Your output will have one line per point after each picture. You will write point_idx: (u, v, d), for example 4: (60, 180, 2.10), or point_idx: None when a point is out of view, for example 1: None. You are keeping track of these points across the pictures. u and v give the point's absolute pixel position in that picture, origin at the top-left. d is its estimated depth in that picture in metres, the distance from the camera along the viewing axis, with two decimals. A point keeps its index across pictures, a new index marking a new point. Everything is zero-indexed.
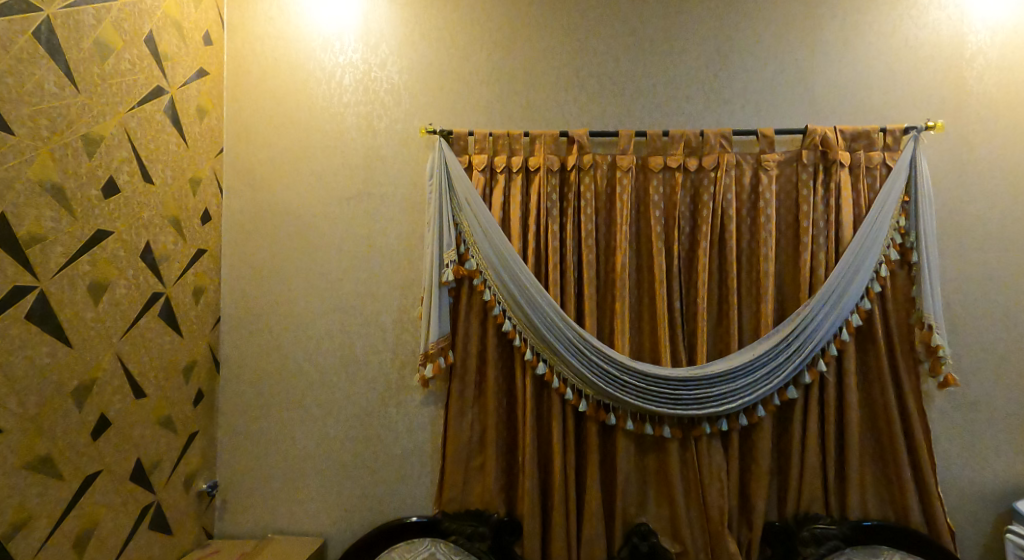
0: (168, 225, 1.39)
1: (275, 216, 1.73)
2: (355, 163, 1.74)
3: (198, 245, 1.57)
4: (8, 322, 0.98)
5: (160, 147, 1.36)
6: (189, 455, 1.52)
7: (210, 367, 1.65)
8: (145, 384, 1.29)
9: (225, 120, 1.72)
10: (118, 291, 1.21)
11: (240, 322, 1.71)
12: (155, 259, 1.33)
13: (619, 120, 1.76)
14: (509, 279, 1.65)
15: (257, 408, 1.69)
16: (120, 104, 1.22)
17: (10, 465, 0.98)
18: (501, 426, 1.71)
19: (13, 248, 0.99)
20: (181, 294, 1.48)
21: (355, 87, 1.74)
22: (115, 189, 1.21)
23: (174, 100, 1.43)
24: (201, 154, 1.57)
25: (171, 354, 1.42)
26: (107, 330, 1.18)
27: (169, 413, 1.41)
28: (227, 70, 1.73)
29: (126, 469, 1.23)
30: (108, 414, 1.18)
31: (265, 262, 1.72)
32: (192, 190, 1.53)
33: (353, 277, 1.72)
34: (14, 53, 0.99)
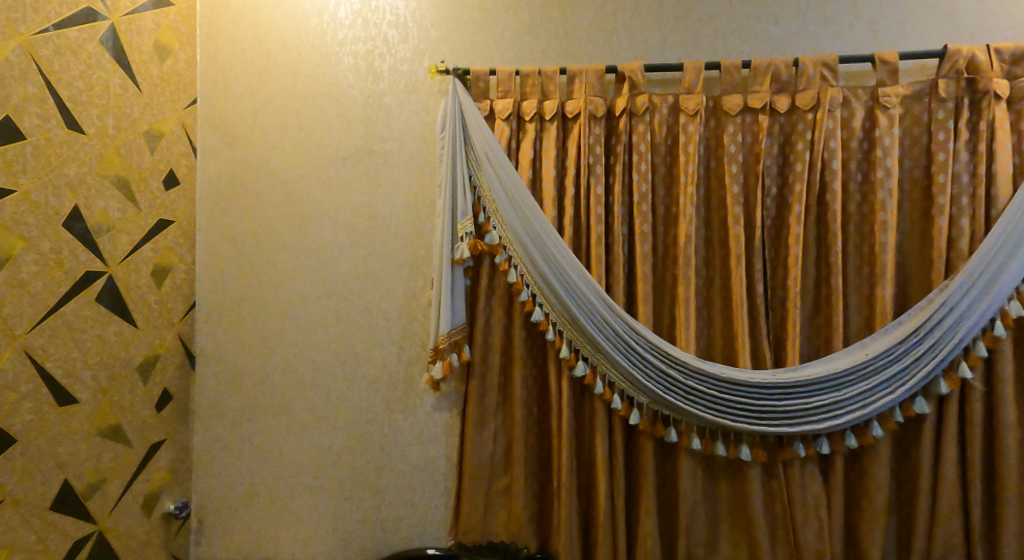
0: (111, 188, 1.17)
1: (257, 181, 1.40)
2: (352, 115, 1.38)
3: (162, 216, 1.31)
4: None
5: (95, 89, 1.13)
6: (149, 470, 1.28)
7: (181, 363, 1.38)
8: (74, 388, 1.10)
9: (197, 66, 1.41)
10: (24, 269, 1.01)
11: (218, 309, 1.42)
12: (88, 231, 1.12)
13: (685, 49, 1.35)
14: (540, 257, 1.32)
15: (238, 413, 1.41)
16: (22, 24, 0.99)
17: None
18: (532, 440, 1.37)
19: None
20: (135, 276, 1.24)
21: (353, 21, 1.37)
22: (13, 133, 0.98)
23: (117, 29, 1.18)
24: (162, 103, 1.31)
25: (119, 349, 1.20)
26: (7, 321, 0.98)
27: (118, 421, 1.20)
28: (201, 5, 1.42)
29: (43, 493, 1.04)
30: (11, 431, 0.99)
31: (246, 237, 1.41)
32: (150, 147, 1.27)
33: (351, 256, 1.38)
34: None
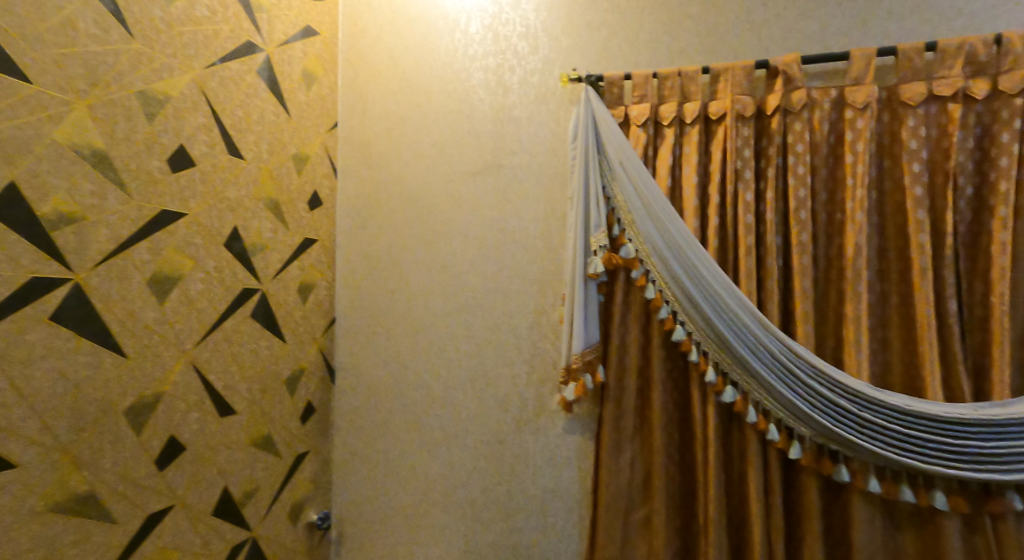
0: (265, 209, 1.28)
1: (391, 199, 1.43)
2: (483, 130, 1.36)
3: (307, 235, 1.39)
4: (28, 321, 0.88)
5: (252, 116, 1.24)
6: (296, 481, 1.35)
7: (322, 378, 1.44)
8: (233, 399, 1.20)
9: (338, 91, 1.48)
10: (193, 287, 1.13)
11: (355, 325, 1.47)
12: (245, 249, 1.23)
13: (850, 35, 1.20)
14: (683, 271, 1.22)
15: (373, 427, 1.43)
16: (195, 59, 1.12)
17: (30, 511, 0.87)
18: (673, 470, 1.26)
19: (36, 230, 0.89)
20: (284, 292, 1.33)
21: (483, 35, 1.36)
22: (187, 161, 1.11)
23: (272, 60, 1.28)
24: (310, 128, 1.39)
25: (272, 362, 1.29)
26: (177, 336, 1.10)
27: (270, 433, 1.28)
28: (342, 33, 1.49)
29: (206, 499, 1.14)
30: (179, 438, 1.09)
31: (381, 255, 1.44)
32: (298, 169, 1.36)
33: (481, 272, 1.36)
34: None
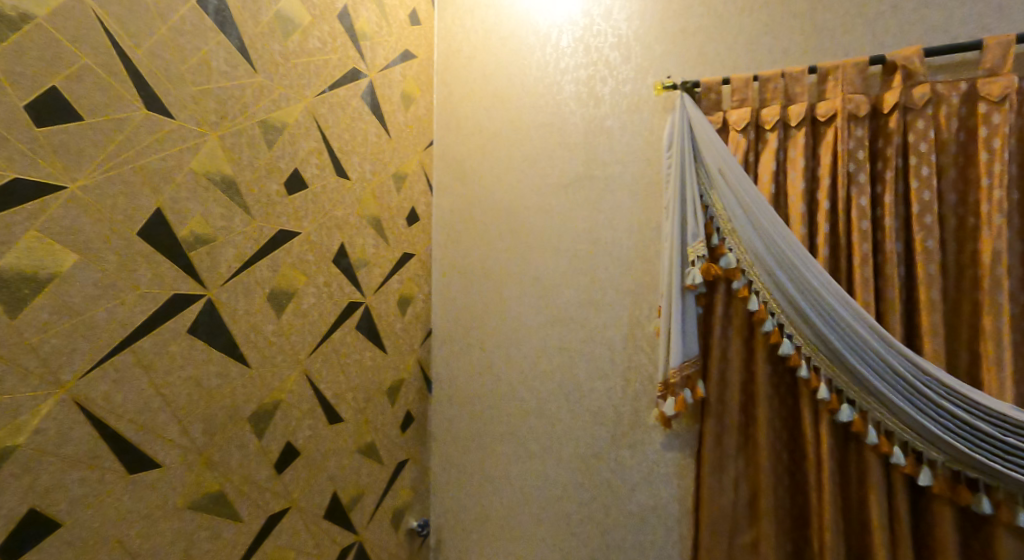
0: (368, 226, 1.35)
1: (483, 213, 1.47)
2: (575, 141, 1.36)
3: (405, 250, 1.47)
4: (172, 335, 0.99)
5: (357, 138, 1.32)
6: (398, 488, 1.43)
7: (420, 388, 1.51)
8: (340, 407, 1.29)
9: (434, 110, 1.55)
10: (306, 301, 1.23)
11: (450, 337, 1.53)
12: (351, 265, 1.32)
13: (983, 21, 1.09)
14: (791, 281, 1.15)
15: (467, 437, 1.48)
16: (308, 88, 1.21)
17: (173, 506, 0.98)
18: (782, 493, 1.19)
19: (178, 252, 1.00)
20: (385, 306, 1.41)
21: (575, 48, 1.36)
22: (301, 184, 1.21)
23: (374, 84, 1.36)
24: (409, 148, 1.47)
25: (375, 373, 1.38)
26: (293, 347, 1.21)
27: (374, 440, 1.36)
28: (438, 54, 1.56)
29: (317, 503, 1.22)
30: (294, 443, 1.20)
31: (474, 268, 1.48)
32: (397, 186, 1.43)
33: (574, 285, 1.36)
34: (177, 21, 0.99)
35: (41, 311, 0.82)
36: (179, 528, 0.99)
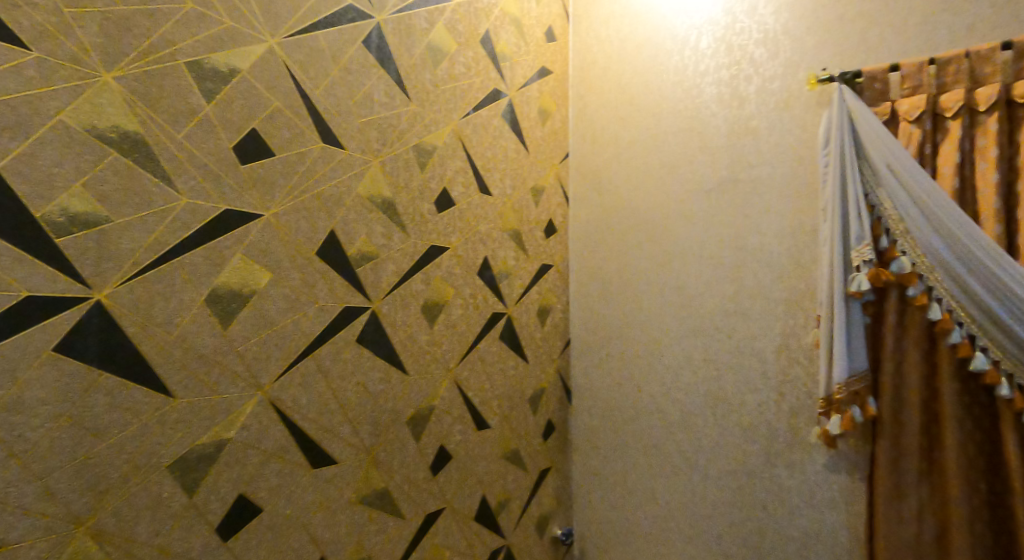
0: (508, 239, 1.46)
1: (620, 223, 1.52)
2: (716, 144, 1.34)
3: (543, 261, 1.57)
4: (341, 341, 1.19)
5: (497, 156, 1.44)
6: (542, 496, 1.56)
7: (560, 397, 1.61)
8: (485, 414, 1.41)
9: (569, 122, 1.64)
10: (454, 312, 1.35)
11: (589, 346, 1.60)
12: (493, 276, 1.43)
13: None
14: (986, 287, 1.01)
15: (607, 447, 1.55)
16: (454, 112, 1.35)
17: (346, 499, 1.17)
18: (983, 534, 1.02)
19: (347, 269, 1.20)
20: (525, 315, 1.51)
21: (716, 48, 1.34)
22: (449, 202, 1.34)
23: (514, 102, 1.48)
24: (547, 161, 1.58)
25: (518, 380, 1.49)
26: (444, 356, 1.33)
27: (517, 447, 1.48)
28: (573, 69, 1.64)
29: (466, 507, 1.35)
30: (447, 447, 1.33)
31: (612, 278, 1.54)
32: (535, 200, 1.54)
33: (716, 293, 1.35)
34: (347, 61, 1.18)
35: (247, 321, 1.08)
36: (353, 521, 1.18)
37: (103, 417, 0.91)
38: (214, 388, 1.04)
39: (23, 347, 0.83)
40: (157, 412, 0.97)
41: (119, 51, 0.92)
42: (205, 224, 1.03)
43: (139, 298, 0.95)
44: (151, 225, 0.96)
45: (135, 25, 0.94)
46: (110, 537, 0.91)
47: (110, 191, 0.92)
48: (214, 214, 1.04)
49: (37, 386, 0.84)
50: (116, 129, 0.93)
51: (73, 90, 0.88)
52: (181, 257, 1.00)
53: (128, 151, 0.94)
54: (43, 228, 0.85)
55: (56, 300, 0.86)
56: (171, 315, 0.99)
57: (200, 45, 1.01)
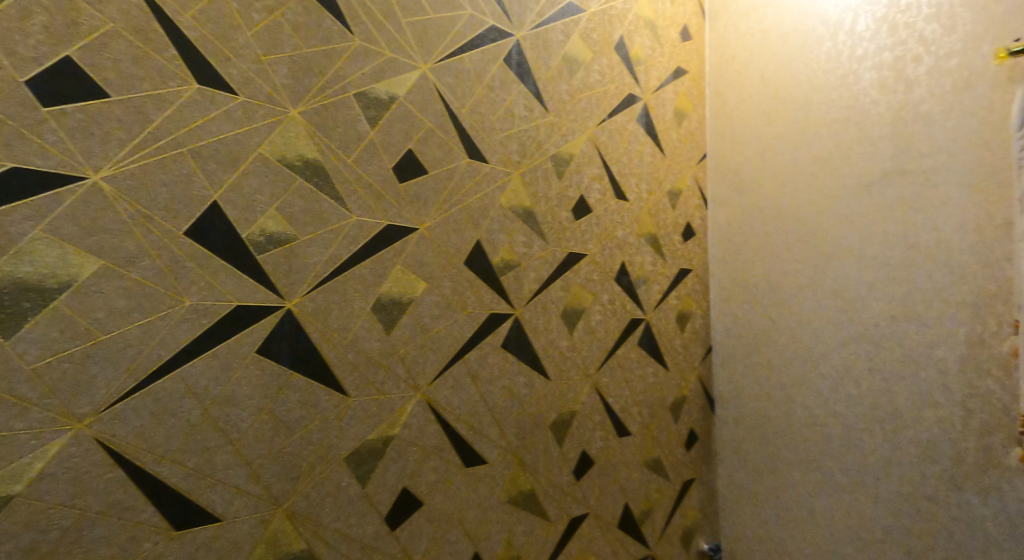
0: (645, 244, 1.48)
1: (765, 223, 1.49)
2: (877, 133, 1.26)
3: (682, 266, 1.56)
4: (489, 347, 1.25)
5: (632, 160, 1.46)
6: (687, 507, 1.54)
7: (702, 406, 1.59)
8: (626, 421, 1.43)
9: (706, 122, 1.62)
10: (593, 318, 1.39)
11: (732, 352, 1.57)
12: (631, 282, 1.45)
13: None
14: None
15: (755, 461, 1.51)
16: (590, 120, 1.39)
17: (497, 498, 1.23)
18: None
19: (492, 277, 1.26)
20: (664, 322, 1.52)
21: (876, 29, 1.26)
22: (586, 209, 1.38)
23: (648, 105, 1.49)
24: (684, 164, 1.57)
25: (658, 387, 1.50)
26: (585, 361, 1.38)
27: (659, 455, 1.48)
28: (710, 65, 1.62)
29: (610, 513, 1.38)
30: (589, 453, 1.36)
31: (758, 279, 1.50)
32: (672, 204, 1.55)
33: (881, 295, 1.25)
34: (489, 78, 1.26)
35: (406, 327, 1.16)
36: (503, 522, 1.23)
37: (293, 411, 1.03)
38: (380, 388, 1.13)
39: (235, 348, 0.97)
40: (335, 410, 1.07)
41: (305, 88, 1.05)
42: (370, 239, 1.13)
43: (320, 306, 1.07)
44: (326, 241, 1.08)
45: (314, 64, 1.06)
46: (303, 521, 1.03)
47: (296, 212, 1.04)
48: (378, 229, 1.13)
49: (243, 383, 0.98)
50: (299, 157, 1.05)
51: (268, 125, 1.01)
52: (352, 270, 1.10)
53: (309, 177, 1.06)
54: (247, 246, 0.99)
55: (257, 308, 1.00)
56: (345, 322, 1.09)
57: (366, 76, 1.12)
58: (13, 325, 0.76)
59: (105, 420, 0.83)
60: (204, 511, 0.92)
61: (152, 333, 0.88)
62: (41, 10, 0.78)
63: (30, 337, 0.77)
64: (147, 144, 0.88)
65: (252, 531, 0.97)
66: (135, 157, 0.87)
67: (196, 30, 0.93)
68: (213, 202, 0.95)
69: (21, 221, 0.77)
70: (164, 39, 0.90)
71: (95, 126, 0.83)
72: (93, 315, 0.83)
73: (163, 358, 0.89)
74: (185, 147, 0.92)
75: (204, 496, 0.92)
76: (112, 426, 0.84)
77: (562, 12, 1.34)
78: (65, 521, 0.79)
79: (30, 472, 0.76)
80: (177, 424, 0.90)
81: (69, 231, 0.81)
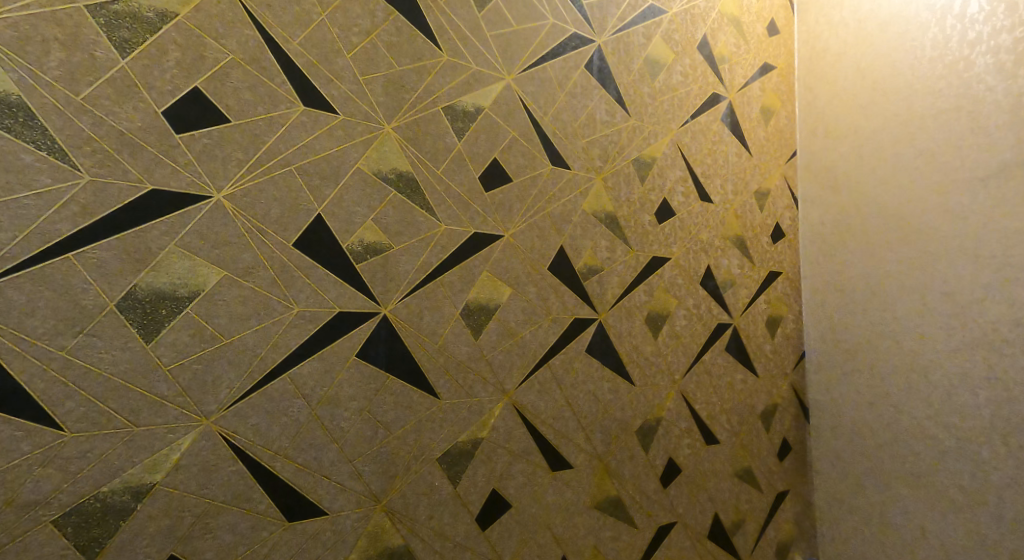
0: (732, 246, 1.47)
1: (865, 222, 1.44)
2: (997, 122, 1.20)
3: (771, 269, 1.54)
4: (574, 352, 1.26)
5: (718, 160, 1.45)
6: (781, 520, 1.51)
7: (796, 415, 1.56)
8: (715, 429, 1.41)
9: (795, 118, 1.60)
10: (678, 323, 1.38)
11: (827, 356, 1.53)
12: (716, 286, 1.44)
13: None
14: None
15: (856, 474, 1.46)
16: (673, 122, 1.38)
17: (584, 503, 1.24)
18: None
19: (576, 282, 1.27)
20: (753, 327, 1.50)
21: (991, 12, 1.21)
22: (669, 213, 1.38)
23: (733, 104, 1.48)
24: (772, 163, 1.55)
25: (749, 394, 1.48)
26: (671, 367, 1.37)
27: (750, 465, 1.46)
28: (799, 59, 1.59)
29: (698, 522, 1.37)
30: (676, 460, 1.35)
31: (857, 280, 1.46)
32: (760, 204, 1.53)
33: (1005, 293, 1.19)
34: (572, 85, 1.27)
35: (493, 332, 1.19)
36: (590, 527, 1.24)
37: (389, 412, 1.07)
38: (470, 392, 1.16)
39: (337, 352, 1.03)
40: (428, 412, 1.11)
41: (400, 104, 1.10)
42: (459, 247, 1.16)
43: (414, 312, 1.11)
44: (418, 250, 1.12)
45: (407, 82, 1.11)
46: (399, 519, 1.07)
47: (391, 223, 1.09)
48: (466, 237, 1.17)
49: (347, 385, 1.03)
50: (393, 170, 1.10)
51: (365, 141, 1.07)
52: (442, 277, 1.14)
53: (402, 189, 1.11)
54: (348, 256, 1.05)
55: (356, 315, 1.05)
56: (438, 327, 1.13)
57: (454, 91, 1.16)
58: (155, 329, 0.84)
59: (228, 417, 0.91)
60: (313, 504, 0.99)
61: (266, 338, 0.95)
62: (176, 47, 0.87)
63: (167, 341, 0.85)
64: (262, 163, 0.96)
65: (354, 525, 1.03)
66: (250, 175, 0.94)
67: (303, 56, 1.00)
68: (318, 216, 1.02)
69: (160, 237, 0.85)
70: (275, 65, 0.97)
71: (218, 149, 0.92)
72: (218, 321, 0.91)
73: (276, 361, 0.96)
74: (293, 165, 0.99)
75: (312, 490, 0.99)
76: (233, 423, 0.91)
77: (644, 15, 1.34)
78: (197, 508, 0.87)
79: (168, 463, 0.85)
80: (289, 422, 0.97)
81: (198, 245, 0.89)
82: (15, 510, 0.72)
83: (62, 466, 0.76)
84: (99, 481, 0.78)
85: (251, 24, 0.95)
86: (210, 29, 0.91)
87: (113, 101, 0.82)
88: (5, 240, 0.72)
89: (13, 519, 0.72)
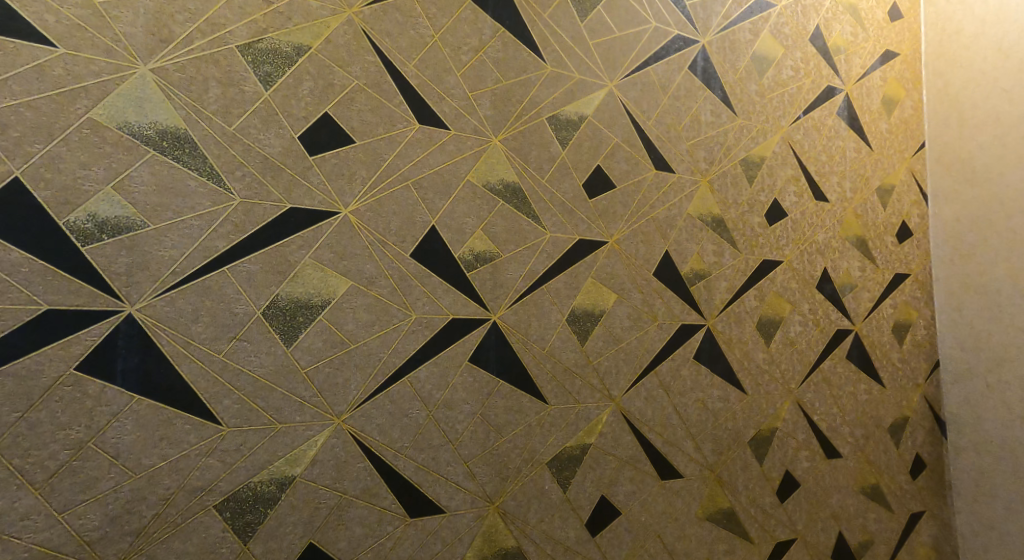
0: (851, 248, 1.42)
1: (1012, 205, 1.41)
2: None
3: (897, 271, 1.48)
4: (682, 359, 1.24)
5: (833, 157, 1.41)
6: (915, 542, 1.44)
7: (928, 428, 1.49)
8: (835, 442, 1.36)
9: (924, 106, 1.57)
10: (791, 329, 1.33)
11: (966, 351, 1.49)
12: (833, 290, 1.38)
13: None
14: None
15: (1006, 495, 1.40)
16: (781, 119, 1.34)
17: (695, 515, 1.22)
18: None
19: (681, 287, 1.25)
20: (877, 332, 1.43)
21: None
22: (779, 214, 1.33)
23: (849, 96, 1.43)
24: (893, 159, 1.50)
25: (874, 405, 1.42)
26: (785, 375, 1.32)
27: (879, 483, 1.40)
28: (926, 44, 1.57)
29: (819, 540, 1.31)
30: (793, 474, 1.30)
31: (1002, 267, 1.42)
32: (883, 202, 1.47)
33: None
34: (676, 87, 1.26)
35: (599, 338, 1.19)
36: (703, 539, 1.22)
37: (501, 416, 1.11)
38: (577, 398, 1.17)
39: (451, 356, 1.07)
40: (537, 416, 1.13)
41: (509, 116, 1.14)
42: (564, 253, 1.18)
43: (521, 318, 1.14)
44: (525, 258, 1.15)
45: (513, 94, 1.15)
46: (511, 522, 1.10)
47: (499, 232, 1.13)
48: (570, 244, 1.18)
49: (459, 389, 1.07)
50: (501, 181, 1.13)
51: (475, 154, 1.11)
52: (548, 284, 1.16)
53: (509, 199, 1.14)
54: (460, 266, 1.09)
55: (468, 321, 1.09)
56: (545, 334, 1.16)
57: (557, 102, 1.18)
58: (293, 335, 0.92)
59: (355, 416, 0.97)
60: (432, 502, 1.03)
61: (388, 343, 1.01)
62: (309, 77, 0.96)
63: (304, 345, 0.93)
64: (383, 179, 1.02)
65: (470, 525, 1.06)
66: (373, 191, 1.01)
67: (418, 77, 1.06)
68: (432, 227, 1.07)
69: (297, 250, 0.93)
70: (392, 87, 1.04)
71: (344, 168, 0.99)
72: (346, 327, 0.98)
73: (398, 364, 1.02)
74: (410, 180, 1.05)
75: (431, 489, 1.03)
76: (360, 422, 0.98)
77: (751, 11, 1.32)
78: (331, 500, 0.94)
79: (305, 458, 0.92)
80: (409, 424, 1.03)
81: (328, 257, 0.96)
82: (186, 495, 0.81)
83: (221, 456, 0.84)
84: (251, 472, 0.87)
85: (372, 50, 1.02)
86: (337, 57, 0.99)
87: (257, 129, 0.91)
88: (177, 256, 0.82)
89: (184, 502, 0.81)
